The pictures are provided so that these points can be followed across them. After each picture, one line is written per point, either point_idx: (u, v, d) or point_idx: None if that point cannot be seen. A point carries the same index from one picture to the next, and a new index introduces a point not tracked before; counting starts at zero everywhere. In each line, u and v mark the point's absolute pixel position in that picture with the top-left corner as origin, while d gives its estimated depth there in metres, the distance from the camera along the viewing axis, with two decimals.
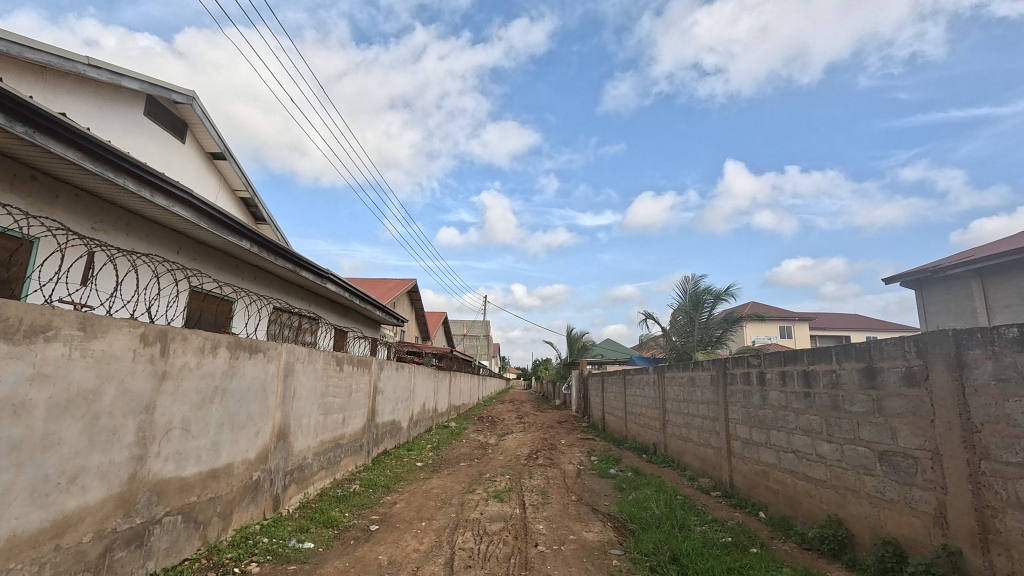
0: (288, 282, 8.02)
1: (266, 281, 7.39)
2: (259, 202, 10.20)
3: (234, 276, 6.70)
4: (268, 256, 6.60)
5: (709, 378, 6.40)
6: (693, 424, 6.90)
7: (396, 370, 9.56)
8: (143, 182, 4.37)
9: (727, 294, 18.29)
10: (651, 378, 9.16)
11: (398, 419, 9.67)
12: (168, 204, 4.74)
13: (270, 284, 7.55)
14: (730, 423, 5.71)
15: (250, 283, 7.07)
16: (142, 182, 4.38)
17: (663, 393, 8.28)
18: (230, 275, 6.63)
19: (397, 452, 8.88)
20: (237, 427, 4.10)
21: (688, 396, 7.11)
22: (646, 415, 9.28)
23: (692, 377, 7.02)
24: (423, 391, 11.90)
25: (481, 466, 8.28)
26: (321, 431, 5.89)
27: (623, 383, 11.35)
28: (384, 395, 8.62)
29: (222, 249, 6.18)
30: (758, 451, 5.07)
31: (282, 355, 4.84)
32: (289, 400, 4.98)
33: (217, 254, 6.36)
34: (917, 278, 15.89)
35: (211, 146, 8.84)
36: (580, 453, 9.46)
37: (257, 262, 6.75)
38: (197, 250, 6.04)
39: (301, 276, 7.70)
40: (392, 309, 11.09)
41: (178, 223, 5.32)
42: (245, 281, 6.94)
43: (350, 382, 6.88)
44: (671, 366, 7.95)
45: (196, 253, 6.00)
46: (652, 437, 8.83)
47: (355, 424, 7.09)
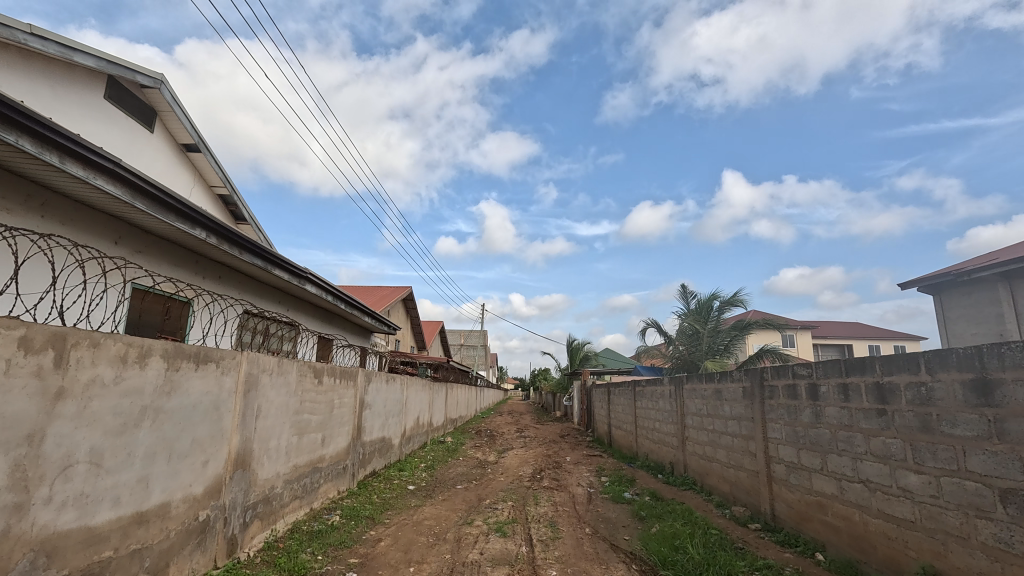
0: (261, 283, 7.15)
1: (234, 280, 6.53)
2: (240, 199, 9.44)
3: (193, 275, 5.87)
4: (230, 249, 5.74)
5: (741, 391, 5.60)
6: (720, 442, 6.09)
7: (387, 382, 8.74)
8: (47, 143, 3.49)
9: (736, 301, 17.53)
10: (666, 391, 8.36)
11: (389, 436, 8.82)
12: (86, 175, 3.88)
13: (240, 285, 6.71)
14: (771, 444, 4.91)
15: (214, 284, 6.23)
16: (45, 143, 3.49)
17: (682, 408, 7.46)
18: (190, 274, 5.80)
19: (387, 474, 8.03)
20: (177, 456, 3.29)
21: (714, 411, 6.31)
22: (661, 431, 8.47)
23: (718, 390, 6.22)
24: (416, 404, 11.05)
25: (480, 489, 7.43)
26: (295, 454, 5.06)
27: (633, 395, 10.52)
28: (372, 409, 7.79)
29: (175, 241, 5.36)
30: (810, 479, 4.27)
31: (241, 366, 4.03)
32: (252, 420, 4.16)
33: (170, 247, 5.50)
34: (936, 282, 15.16)
35: (184, 137, 8.09)
36: (589, 473, 8.62)
37: (220, 257, 5.89)
38: (144, 242, 5.18)
39: (275, 275, 6.84)
40: (383, 316, 10.26)
41: (115, 207, 4.50)
42: (208, 281, 6.10)
43: (332, 396, 6.07)
44: (692, 377, 7.17)
45: (143, 245, 5.17)
46: (668, 455, 8.00)
47: (337, 444, 6.27)
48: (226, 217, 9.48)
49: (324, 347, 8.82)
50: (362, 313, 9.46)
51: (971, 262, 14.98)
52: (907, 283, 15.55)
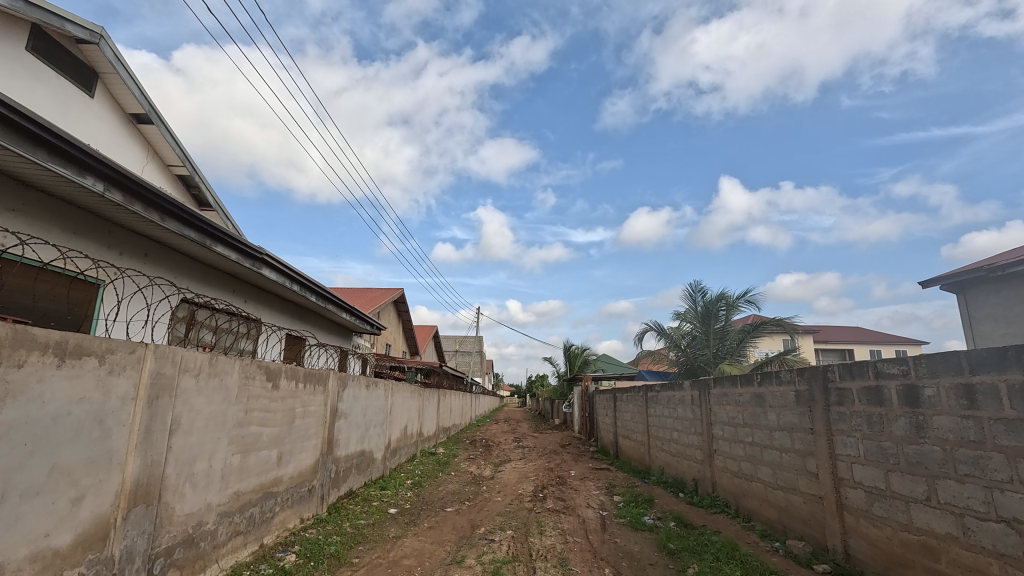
0: (206, 266, 5.97)
1: (166, 260, 5.36)
2: (202, 181, 8.41)
3: (104, 248, 4.69)
4: (151, 215, 4.48)
5: (792, 396, 4.57)
6: (763, 459, 5.05)
7: (367, 388, 7.64)
8: None
9: (745, 301, 16.52)
10: (685, 397, 7.33)
11: (369, 449, 7.72)
12: None
13: (176, 267, 5.54)
14: (841, 463, 3.88)
15: (138, 264, 5.06)
16: None
17: (709, 416, 6.41)
18: (99, 247, 4.62)
19: (366, 494, 6.94)
20: (19, 494, 2.22)
21: (753, 421, 5.28)
22: (680, 442, 7.42)
23: (759, 395, 5.18)
24: (403, 413, 9.96)
25: (475, 512, 6.36)
26: (237, 479, 3.99)
27: (645, 402, 9.44)
28: (347, 420, 6.69)
29: (72, 200, 4.17)
30: (909, 512, 3.23)
31: (146, 364, 2.97)
32: (162, 437, 3.09)
33: (69, 210, 4.35)
34: (962, 279, 14.19)
35: (133, 105, 7.06)
36: (598, 491, 7.55)
37: (140, 226, 4.73)
38: (27, 198, 4.01)
39: (220, 255, 5.61)
40: (364, 313, 9.13)
41: None
42: (128, 257, 4.93)
43: (293, 404, 5.00)
44: (720, 380, 6.14)
45: (23, 201, 3.99)
46: (691, 472, 6.93)
47: (301, 462, 5.19)
48: (187, 201, 8.45)
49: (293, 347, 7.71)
50: (339, 309, 8.29)
51: (1000, 257, 14.02)
52: (931, 281, 14.58)
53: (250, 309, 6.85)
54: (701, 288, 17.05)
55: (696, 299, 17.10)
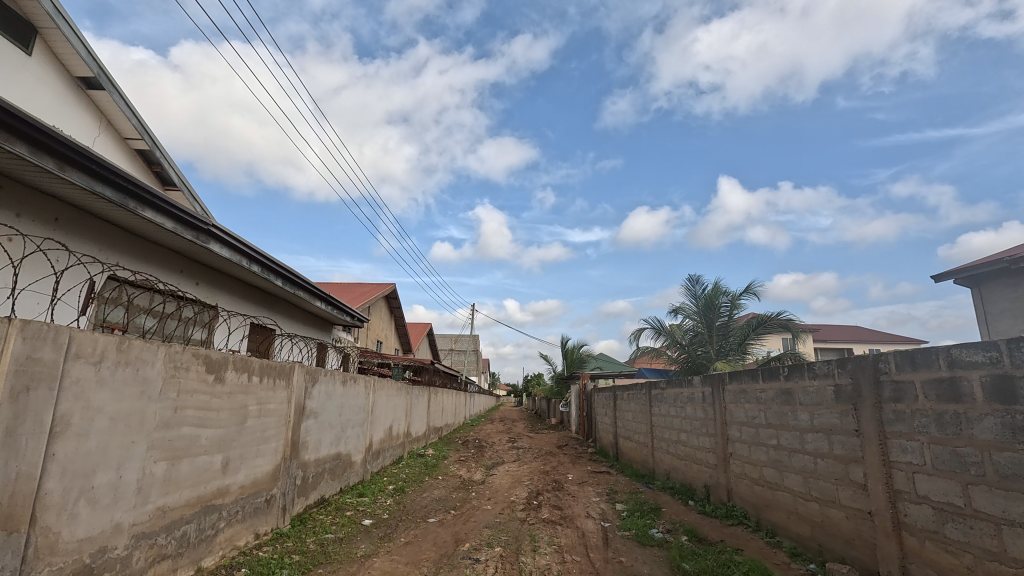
0: (140, 239, 5.11)
1: (85, 228, 4.54)
2: (164, 156, 7.67)
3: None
4: (54, 167, 3.54)
5: (830, 393, 3.87)
6: (792, 465, 4.36)
7: (344, 385, 6.91)
8: None
9: (746, 296, 15.88)
10: (694, 394, 6.65)
11: (347, 451, 7.00)
12: None
13: (102, 238, 4.74)
14: (898, 473, 3.19)
15: (47, 231, 4.25)
16: None
17: (724, 415, 5.71)
18: None
19: (340, 502, 6.23)
20: None
21: (778, 421, 4.59)
22: (689, 445, 6.73)
23: (787, 391, 4.47)
24: (387, 412, 9.23)
25: (460, 524, 5.64)
26: (162, 492, 3.27)
27: (649, 400, 8.73)
28: (318, 419, 5.96)
29: None
30: (1000, 537, 2.54)
31: (10, 348, 2.25)
32: (39, 442, 2.38)
33: None
34: (976, 272, 13.51)
35: (80, 67, 6.31)
36: (598, 498, 6.84)
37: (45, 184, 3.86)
38: None
39: (155, 225, 4.74)
40: (341, 302, 8.30)
41: None
42: (32, 223, 4.11)
43: (245, 400, 4.27)
44: (737, 375, 5.45)
45: None
46: (702, 477, 6.24)
47: (256, 468, 4.48)
48: (148, 179, 7.70)
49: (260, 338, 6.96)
50: (313, 297, 7.47)
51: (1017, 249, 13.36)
52: (942, 275, 13.92)
53: (203, 294, 6.04)
54: (700, 283, 16.39)
55: (695, 294, 16.41)
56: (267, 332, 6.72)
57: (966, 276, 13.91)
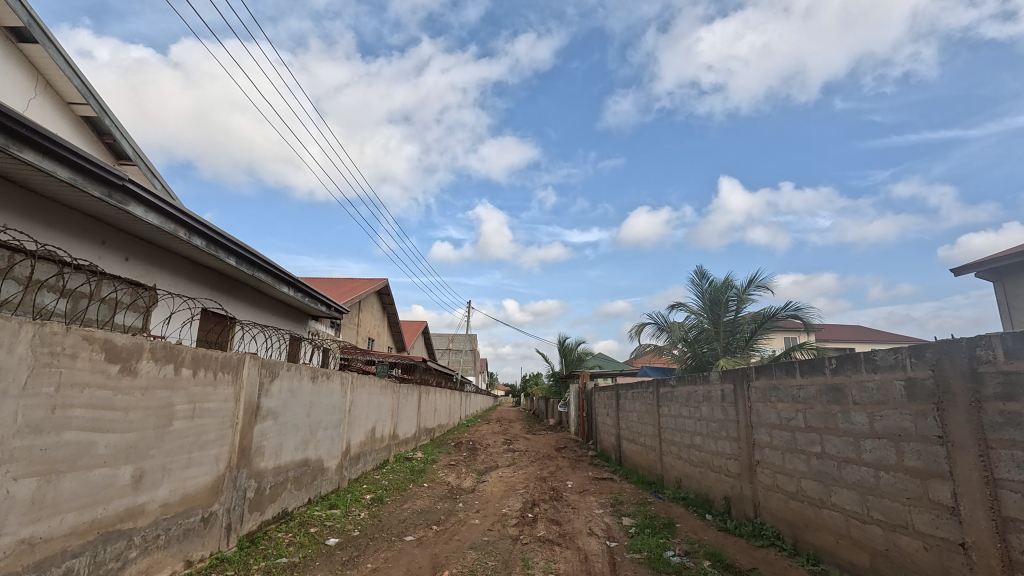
0: (37, 195, 3.84)
1: None
2: (116, 125, 6.86)
3: None
4: None
5: (898, 389, 3.07)
6: (843, 478, 3.56)
7: (313, 382, 6.09)
8: None
9: (754, 290, 15.05)
10: (711, 393, 5.84)
11: (318, 456, 6.20)
12: None
13: None
14: (1008, 497, 2.39)
15: None
16: None
17: (750, 417, 4.90)
18: None
19: (305, 516, 5.41)
20: None
21: (823, 424, 3.80)
22: (705, 450, 5.92)
23: (835, 387, 3.67)
24: (369, 412, 8.42)
25: (442, 544, 4.84)
26: (29, 519, 2.46)
27: (657, 400, 7.91)
28: (279, 421, 5.15)
29: None
30: None
31: None
32: None
33: None
34: (1000, 265, 12.62)
35: (7, 16, 5.49)
36: (601, 511, 6.03)
37: None
38: None
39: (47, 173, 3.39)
40: (314, 287, 7.29)
41: None
42: None
43: (169, 398, 3.46)
44: (766, 370, 4.64)
45: None
46: (722, 488, 5.44)
47: (187, 482, 3.66)
48: (98, 151, 6.89)
49: (215, 328, 5.98)
50: (278, 280, 6.41)
51: None
52: (964, 268, 13.04)
53: (138, 271, 4.90)
54: (705, 277, 15.57)
55: (701, 289, 15.57)
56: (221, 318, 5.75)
57: (988, 269, 13.06)
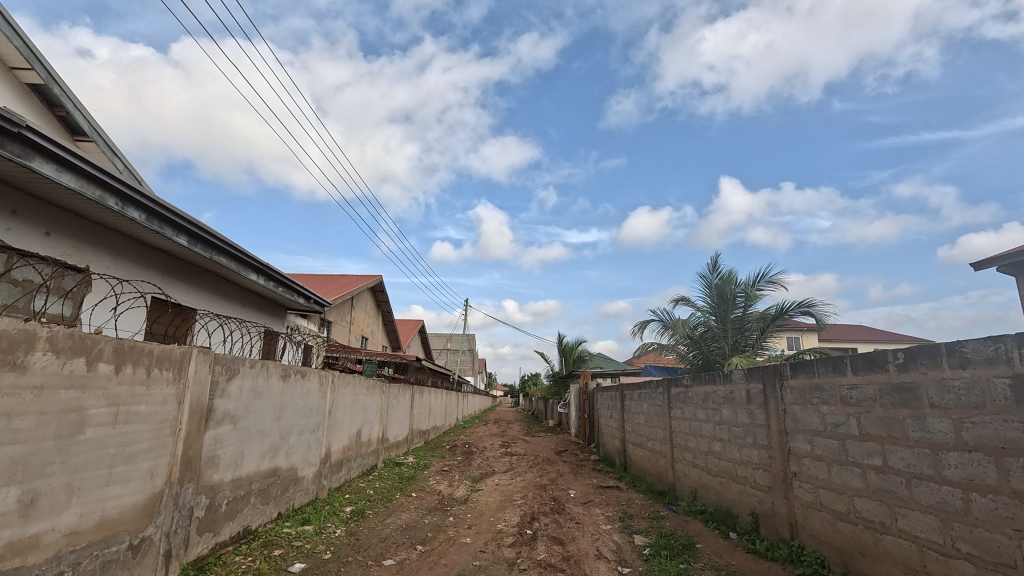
0: None
1: None
2: (69, 95, 6.16)
3: None
4: None
5: (1002, 390, 2.41)
6: (918, 499, 2.88)
7: (285, 381, 5.41)
8: None
9: (764, 285, 14.35)
10: (733, 393, 5.16)
11: (290, 465, 5.50)
12: None
13: None
14: None
15: None
16: None
17: (784, 422, 4.22)
18: None
19: (271, 535, 4.72)
20: None
21: (887, 432, 3.12)
22: (727, 459, 5.24)
23: (904, 387, 2.99)
24: (353, 415, 7.72)
25: (426, 570, 4.14)
26: None
27: (667, 400, 7.22)
28: (239, 426, 4.46)
29: None
30: None
31: None
32: None
33: None
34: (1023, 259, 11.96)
35: None
36: (609, 527, 5.35)
37: None
38: None
39: None
40: (285, 274, 6.60)
41: None
42: None
43: (80, 400, 2.78)
44: (806, 367, 3.96)
45: None
46: (748, 502, 4.77)
47: (107, 503, 2.98)
48: (49, 124, 6.22)
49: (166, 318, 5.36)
50: (240, 263, 5.74)
51: None
52: (985, 263, 12.31)
53: (64, 247, 4.25)
54: (712, 271, 14.90)
55: (708, 285, 14.87)
56: (171, 308, 5.13)
57: (1011, 264, 12.40)
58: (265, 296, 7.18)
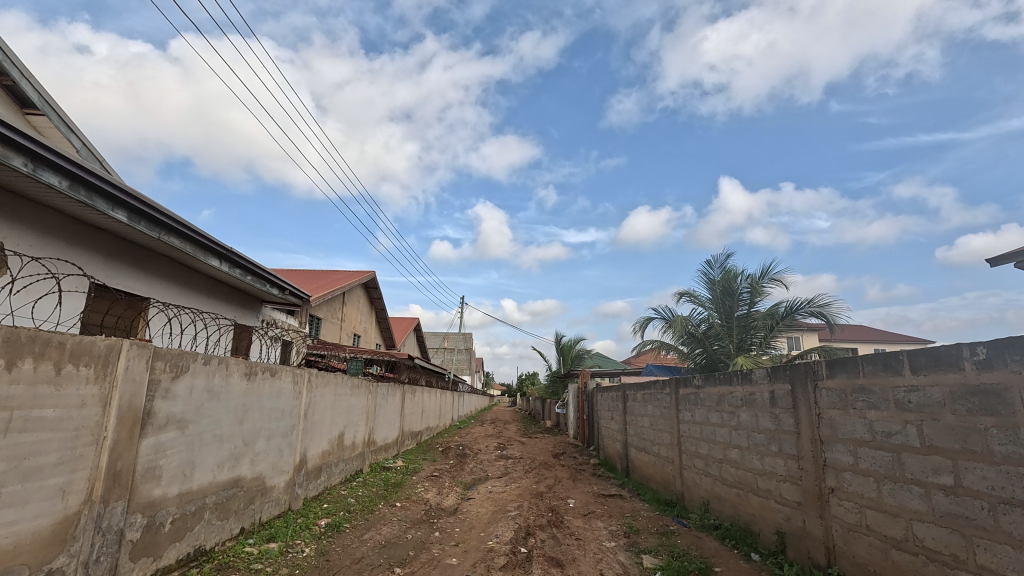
0: None
1: None
2: (15, 63, 5.55)
3: None
4: None
5: None
6: (1008, 531, 2.30)
7: (251, 380, 4.81)
8: None
9: (770, 283, 13.79)
10: (753, 395, 4.59)
11: (256, 474, 4.91)
12: None
13: None
14: None
15: None
16: None
17: (819, 429, 3.64)
18: None
19: (228, 556, 4.12)
20: None
21: (962, 445, 2.55)
22: (746, 468, 4.66)
23: (985, 390, 2.43)
24: (335, 416, 7.13)
25: None
26: None
27: (675, 402, 6.64)
28: (190, 431, 3.88)
29: None
30: None
31: None
32: None
33: None
34: None
35: None
36: (614, 544, 4.77)
37: None
38: None
39: None
40: (253, 261, 5.98)
41: None
42: None
43: None
44: (846, 365, 3.39)
45: None
46: (773, 519, 4.19)
47: None
48: None
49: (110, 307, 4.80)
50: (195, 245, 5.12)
51: None
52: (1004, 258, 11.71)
53: None
54: (715, 267, 14.34)
55: (711, 282, 14.30)
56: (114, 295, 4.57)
57: None
58: (234, 287, 6.58)
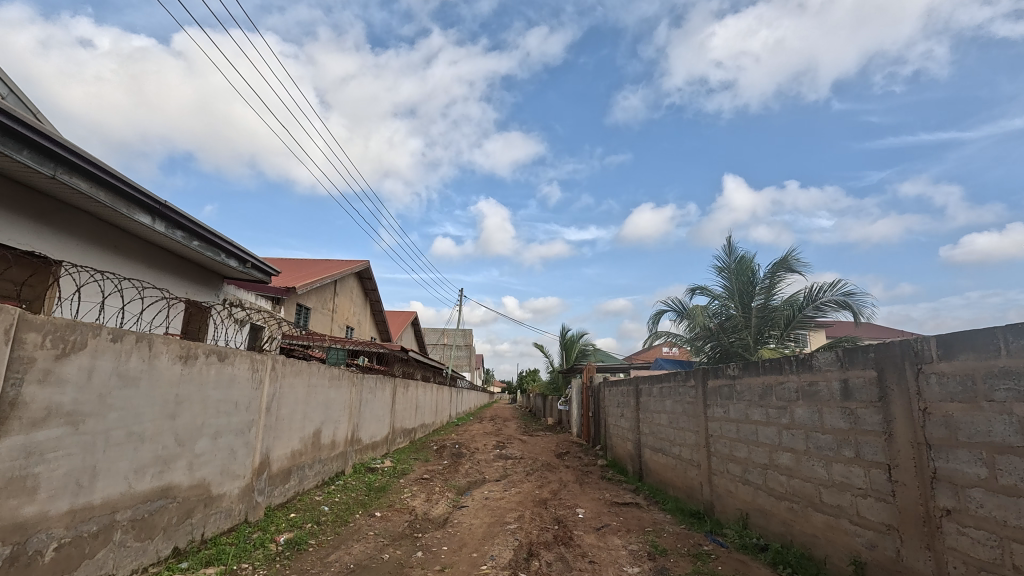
0: None
1: None
2: None
3: None
4: None
5: None
6: None
7: (188, 364, 3.88)
8: None
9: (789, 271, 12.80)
10: (814, 384, 3.66)
11: (196, 480, 3.98)
12: None
13: None
14: None
15: None
16: None
17: (923, 430, 2.71)
18: None
19: None
20: None
21: None
22: (804, 478, 3.73)
23: None
24: (307, 411, 6.18)
25: None
26: None
27: (700, 396, 5.72)
28: (89, 426, 2.96)
29: None
30: None
31: None
32: None
33: None
34: None
35: None
36: (637, 569, 3.86)
37: None
38: None
39: None
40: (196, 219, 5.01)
41: None
42: None
43: None
44: (976, 341, 2.46)
45: None
46: (846, 543, 3.26)
47: None
48: None
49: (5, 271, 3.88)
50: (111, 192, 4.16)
51: None
52: None
53: None
54: (731, 254, 13.36)
55: (728, 271, 13.29)
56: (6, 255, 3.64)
57: None
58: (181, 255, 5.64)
